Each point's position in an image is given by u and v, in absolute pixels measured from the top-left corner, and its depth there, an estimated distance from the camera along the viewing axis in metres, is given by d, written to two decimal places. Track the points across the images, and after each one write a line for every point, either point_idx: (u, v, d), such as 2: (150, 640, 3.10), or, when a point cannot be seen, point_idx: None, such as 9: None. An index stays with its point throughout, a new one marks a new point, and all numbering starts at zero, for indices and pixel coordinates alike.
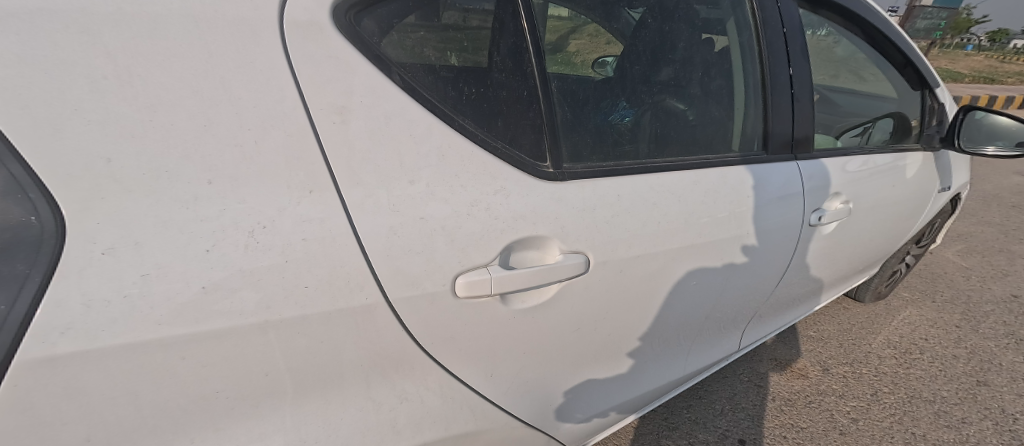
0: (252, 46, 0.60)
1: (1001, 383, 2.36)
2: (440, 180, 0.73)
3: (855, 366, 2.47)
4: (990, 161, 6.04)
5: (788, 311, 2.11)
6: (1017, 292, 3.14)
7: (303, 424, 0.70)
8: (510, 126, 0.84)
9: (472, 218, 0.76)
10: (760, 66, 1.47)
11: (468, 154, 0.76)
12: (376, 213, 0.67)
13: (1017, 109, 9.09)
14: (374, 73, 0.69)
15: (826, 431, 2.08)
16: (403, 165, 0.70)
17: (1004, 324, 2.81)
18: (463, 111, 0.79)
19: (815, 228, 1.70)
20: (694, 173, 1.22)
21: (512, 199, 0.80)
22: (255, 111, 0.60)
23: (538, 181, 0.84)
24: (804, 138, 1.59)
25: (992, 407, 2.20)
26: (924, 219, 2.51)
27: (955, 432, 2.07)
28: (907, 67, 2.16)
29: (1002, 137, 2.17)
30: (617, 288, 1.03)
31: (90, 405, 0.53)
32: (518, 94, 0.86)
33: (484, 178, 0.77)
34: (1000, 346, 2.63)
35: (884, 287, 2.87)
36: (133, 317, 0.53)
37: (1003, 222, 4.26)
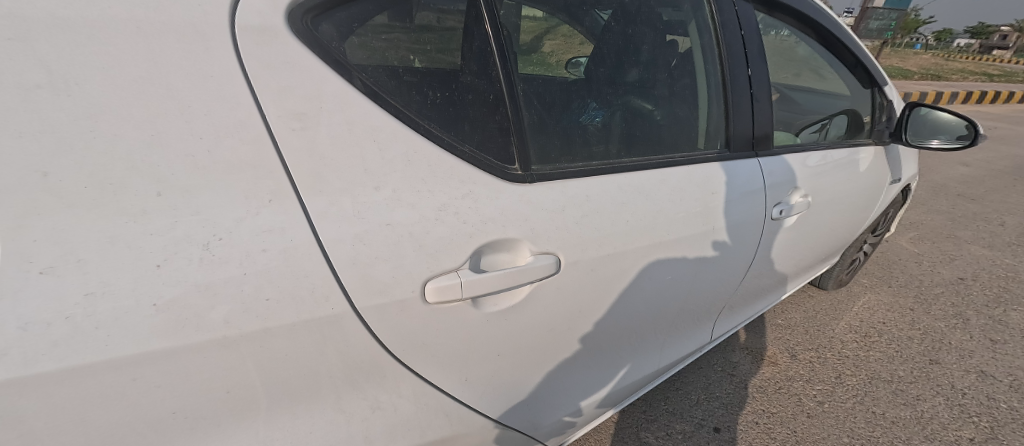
0: (203, 52, 0.58)
1: (951, 360, 2.52)
2: (406, 186, 0.72)
3: (821, 351, 2.59)
4: (938, 153, 6.45)
5: (757, 301, 2.19)
6: (963, 274, 3.37)
7: (269, 440, 0.68)
8: (477, 129, 0.85)
9: (440, 222, 0.75)
10: (720, 67, 1.52)
11: (434, 158, 0.76)
12: (341, 221, 0.66)
13: (959, 104, 9.75)
14: (333, 77, 0.68)
15: (795, 414, 2.18)
16: (367, 171, 0.69)
17: (953, 305, 3.01)
18: (428, 116, 0.78)
19: (778, 221, 1.77)
20: (661, 172, 1.25)
21: (481, 203, 0.80)
22: (206, 120, 0.58)
23: (506, 184, 0.85)
24: (765, 136, 1.66)
25: (944, 383, 2.36)
26: (878, 210, 2.66)
27: (912, 409, 2.20)
28: (857, 67, 2.28)
29: (943, 131, 2.33)
30: (589, 286, 1.05)
31: (33, 432, 0.50)
32: (484, 97, 0.86)
33: (452, 182, 0.77)
34: (949, 326, 2.81)
35: (845, 274, 3.01)
36: (76, 339, 0.50)
37: (950, 209, 4.56)
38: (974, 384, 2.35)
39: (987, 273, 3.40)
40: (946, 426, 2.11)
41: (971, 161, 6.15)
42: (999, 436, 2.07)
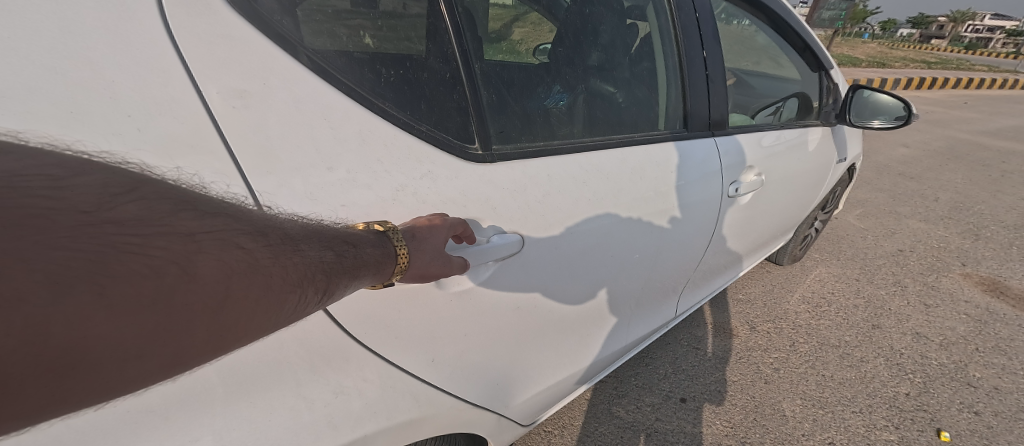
0: (126, 24, 0.54)
1: (891, 324, 2.74)
2: (362, 166, 0.70)
3: (777, 321, 2.76)
4: (882, 134, 6.90)
5: (717, 277, 2.29)
6: (902, 247, 3.64)
7: (225, 430, 0.66)
8: (434, 109, 0.83)
9: (398, 203, 0.74)
10: (677, 49, 1.55)
11: (391, 138, 0.74)
12: (292, 203, 0.64)
13: (901, 89, 10.42)
14: (278, 53, 0.65)
15: (754, 381, 2.31)
16: (318, 153, 0.67)
17: (892, 275, 3.26)
18: (382, 95, 0.77)
19: (734, 199, 1.85)
20: (621, 152, 1.28)
21: (441, 184, 0.79)
22: (136, 96, 0.54)
23: (466, 165, 0.84)
24: (720, 118, 1.71)
25: (884, 345, 2.56)
26: (826, 188, 2.82)
27: (857, 370, 2.39)
28: (806, 51, 2.39)
29: (884, 112, 2.49)
30: (554, 264, 1.06)
31: None
32: (441, 76, 0.85)
33: (410, 163, 0.76)
34: (889, 294, 3.05)
35: (798, 250, 3.20)
36: None
37: (892, 187, 4.90)
38: (908, 344, 2.58)
39: (922, 245, 3.69)
40: (886, 383, 2.30)
41: (910, 142, 6.61)
42: (929, 390, 2.28)
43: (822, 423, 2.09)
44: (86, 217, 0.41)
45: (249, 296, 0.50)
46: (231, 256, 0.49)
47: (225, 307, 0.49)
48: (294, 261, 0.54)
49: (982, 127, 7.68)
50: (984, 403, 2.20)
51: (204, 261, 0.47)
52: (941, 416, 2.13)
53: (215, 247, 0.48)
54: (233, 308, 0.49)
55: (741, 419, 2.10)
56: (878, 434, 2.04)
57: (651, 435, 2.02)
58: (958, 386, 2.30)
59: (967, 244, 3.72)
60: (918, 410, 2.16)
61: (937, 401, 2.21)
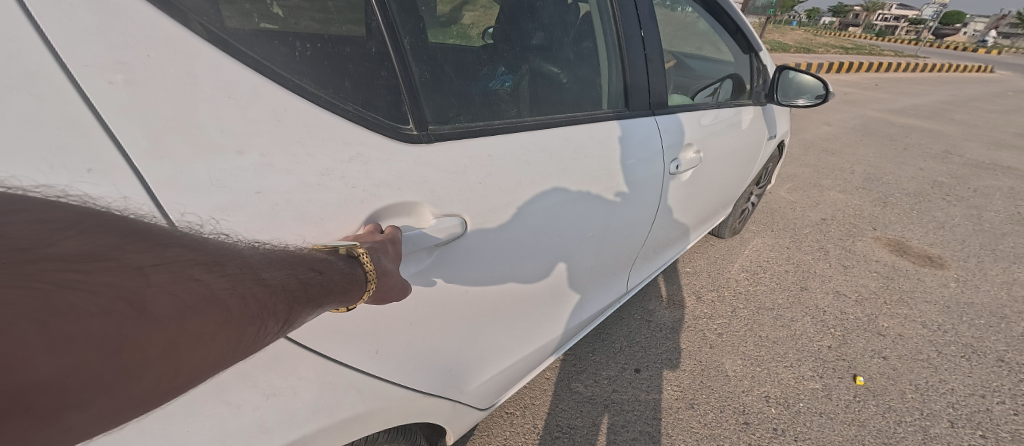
0: None
1: (817, 286, 3.01)
2: (278, 148, 0.65)
3: (719, 290, 2.94)
4: (809, 114, 7.47)
5: (665, 251, 2.39)
6: (825, 215, 4.00)
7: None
8: (361, 86, 0.79)
9: (324, 188, 0.70)
10: (615, 27, 1.56)
11: (312, 117, 0.69)
12: (198, 195, 0.59)
13: (823, 71, 11.30)
14: (160, 18, 0.57)
15: (700, 346, 2.47)
16: (224, 139, 0.61)
17: (818, 241, 3.57)
18: (298, 71, 0.71)
19: (676, 175, 1.92)
20: (564, 131, 1.28)
21: (372, 169, 0.75)
22: None
23: (400, 146, 0.81)
24: (659, 96, 1.77)
25: (811, 305, 2.82)
26: (760, 163, 3.02)
27: (788, 329, 2.61)
28: (737, 33, 2.51)
29: (806, 92, 2.68)
30: (500, 246, 1.05)
31: None
32: (367, 51, 0.81)
33: (336, 144, 0.71)
34: (815, 258, 3.34)
35: (737, 222, 3.41)
36: None
37: (817, 162, 5.34)
38: (830, 302, 2.85)
39: (842, 213, 4.07)
40: (811, 339, 2.54)
41: (832, 120, 7.22)
42: (848, 341, 2.54)
43: (759, 379, 2.27)
44: (24, 255, 0.40)
45: (204, 330, 0.49)
46: (186, 288, 0.49)
47: (180, 342, 0.48)
48: (255, 290, 0.54)
49: (889, 105, 8.53)
50: (891, 349, 2.49)
51: (157, 296, 0.46)
52: (857, 363, 2.39)
53: (166, 280, 0.48)
54: (192, 343, 0.49)
55: (689, 383, 2.24)
56: (806, 384, 2.25)
57: (609, 406, 2.09)
58: (870, 336, 2.58)
59: (879, 211, 4.15)
60: (838, 359, 2.41)
61: (855, 350, 2.47)
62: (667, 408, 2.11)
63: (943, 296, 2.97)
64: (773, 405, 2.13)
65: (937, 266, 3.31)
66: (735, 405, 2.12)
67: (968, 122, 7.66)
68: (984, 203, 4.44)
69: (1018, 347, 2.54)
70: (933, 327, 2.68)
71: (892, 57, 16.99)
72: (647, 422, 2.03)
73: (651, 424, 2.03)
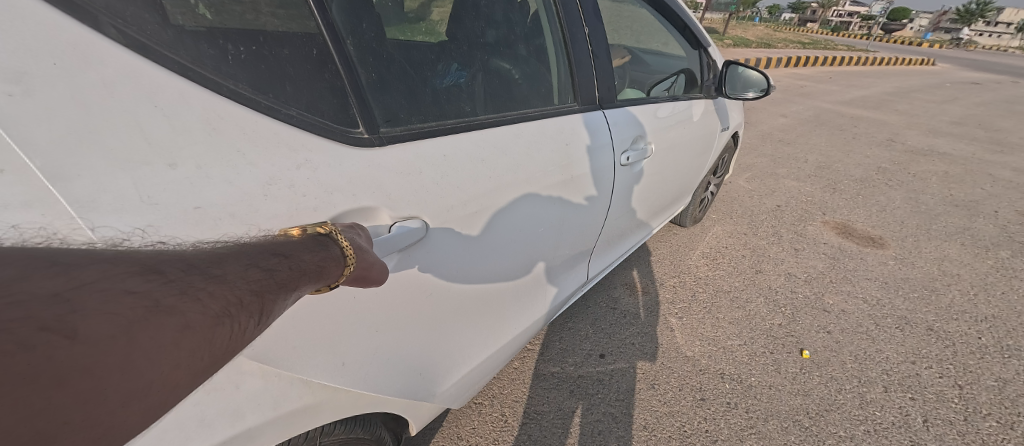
0: None
1: (770, 269, 3.22)
2: (211, 157, 0.67)
3: (681, 276, 3.10)
4: (766, 106, 7.87)
5: (624, 240, 2.49)
6: (780, 203, 4.26)
7: None
8: (301, 89, 0.82)
9: (267, 195, 0.73)
10: (560, 25, 1.61)
11: (249, 124, 0.72)
12: (128, 214, 0.60)
13: (779, 65, 11.87)
14: (56, 15, 0.56)
15: (662, 330, 2.60)
16: (156, 151, 0.63)
17: (773, 227, 3.81)
18: (231, 75, 0.74)
19: (630, 167, 1.99)
20: (516, 128, 1.33)
21: (319, 173, 0.79)
22: None
23: (350, 149, 0.85)
24: (609, 91, 1.85)
25: (765, 287, 3.02)
26: (714, 154, 3.18)
27: (743, 310, 2.79)
28: (686, 30, 2.63)
29: (752, 87, 2.84)
30: (459, 242, 1.10)
31: None
32: (308, 54, 0.84)
33: (279, 150, 0.75)
34: (769, 243, 3.57)
35: (697, 211, 3.59)
36: None
37: (774, 152, 5.65)
38: (782, 283, 3.07)
39: (795, 200, 4.35)
40: (764, 318, 2.73)
41: (788, 112, 7.63)
42: (796, 318, 2.75)
43: (716, 358, 2.43)
44: None
45: (166, 338, 0.51)
46: (125, 305, 0.49)
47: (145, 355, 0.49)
48: (207, 291, 0.56)
49: (839, 97, 9.09)
50: (835, 324, 2.72)
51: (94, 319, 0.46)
52: (804, 338, 2.59)
53: (99, 299, 0.47)
54: (158, 352, 0.51)
55: (651, 365, 2.37)
56: (758, 360, 2.43)
57: (575, 391, 2.19)
58: (816, 313, 2.80)
59: (828, 197, 4.45)
60: (788, 336, 2.60)
61: (803, 327, 2.67)
62: (630, 389, 2.22)
63: (883, 274, 3.24)
64: (728, 381, 2.29)
65: (878, 247, 3.60)
66: (693, 383, 2.27)
67: (908, 112, 8.28)
68: (922, 187, 4.83)
69: (945, 317, 2.82)
70: (873, 302, 2.93)
71: (841, 51, 18.03)
72: (611, 404, 2.14)
73: (614, 405, 2.13)
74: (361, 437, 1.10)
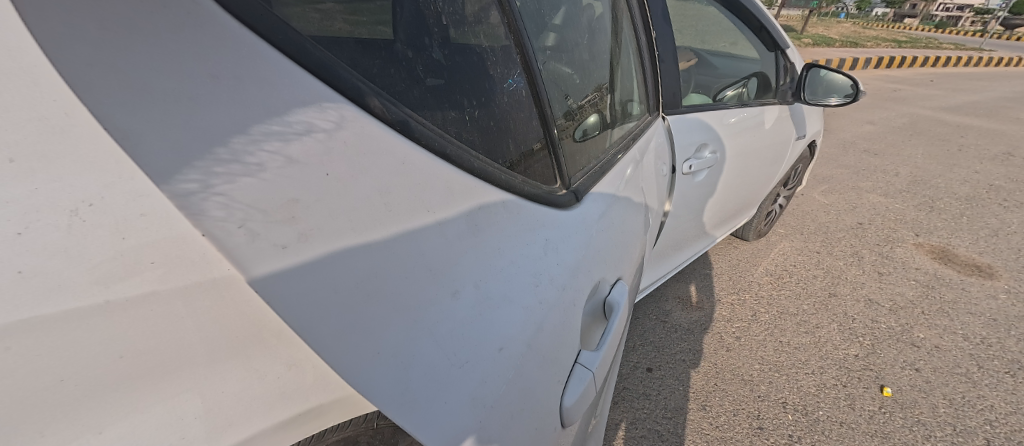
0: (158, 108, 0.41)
1: (846, 293, 2.94)
2: (472, 258, 0.65)
3: (740, 293, 2.91)
4: (849, 112, 7.18)
5: (681, 251, 2.38)
6: (862, 220, 3.86)
7: (155, 415, 0.58)
8: (518, 144, 0.88)
9: (521, 278, 0.72)
10: (625, 28, 1.59)
11: (495, 203, 0.71)
12: (414, 339, 0.57)
13: (870, 67, 10.78)
14: None
15: (716, 349, 2.46)
16: (441, 276, 0.61)
17: (851, 247, 3.47)
18: (468, 139, 0.75)
19: (689, 175, 1.90)
20: (633, 154, 1.45)
21: (557, 245, 0.82)
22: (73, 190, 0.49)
23: (569, 213, 0.92)
24: (671, 95, 1.80)
25: (838, 312, 2.76)
26: (786, 165, 2.95)
27: (812, 336, 2.57)
28: (762, 30, 2.43)
29: (835, 92, 2.60)
30: (625, 284, 1.17)
31: None
32: (517, 98, 0.90)
33: (524, 227, 0.76)
34: (847, 264, 3.25)
35: (763, 225, 3.35)
36: None
37: (856, 163, 5.15)
38: (861, 310, 2.78)
39: (880, 218, 3.92)
40: (837, 346, 2.49)
41: (876, 119, 6.90)
42: (877, 350, 2.48)
43: (778, 385, 2.25)
44: None
45: None
46: None
47: None
48: None
49: (941, 104, 8.07)
50: (925, 360, 2.42)
51: None
52: (885, 374, 2.32)
53: None
54: None
55: (703, 385, 2.25)
56: (827, 392, 2.22)
57: (618, 403, 2.13)
58: (902, 346, 2.51)
59: (922, 216, 3.98)
60: (865, 369, 2.36)
61: (884, 361, 2.41)
62: (678, 408, 2.12)
63: (989, 308, 2.83)
64: (790, 412, 2.11)
65: (983, 276, 3.16)
66: (750, 410, 2.12)
67: None
68: None
69: None
70: (974, 340, 2.57)
71: (949, 51, 15.96)
72: (657, 421, 2.06)
73: (660, 423, 2.05)
74: None
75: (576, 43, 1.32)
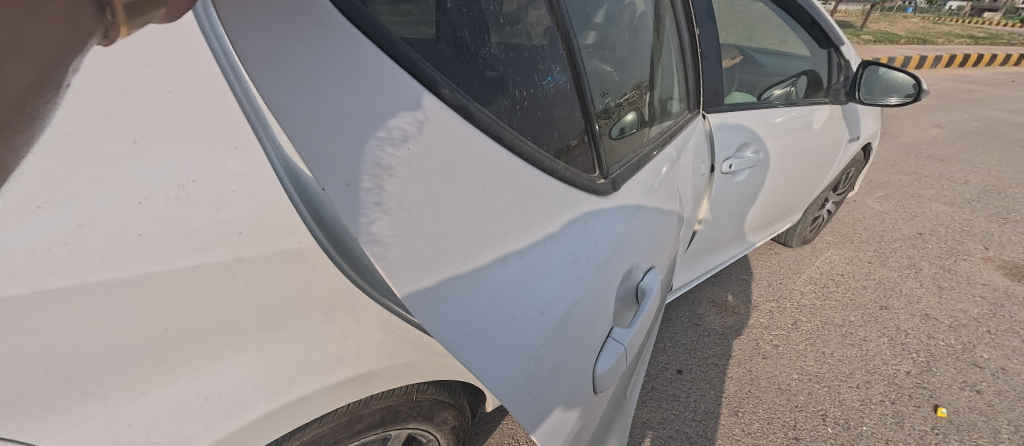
0: (311, 68, 0.47)
1: (900, 306, 2.78)
2: (524, 231, 0.68)
3: (780, 301, 2.81)
4: (912, 115, 6.69)
5: (717, 254, 2.34)
6: (922, 231, 3.61)
7: (239, 367, 0.67)
8: (562, 134, 0.92)
9: (563, 256, 0.75)
10: (670, 25, 1.59)
11: (542, 184, 0.75)
12: (482, 301, 0.59)
13: (940, 66, 9.96)
14: None
15: (752, 356, 2.40)
16: (498, 247, 0.63)
17: (908, 258, 3.25)
18: (517, 125, 0.80)
19: (729, 175, 1.88)
20: (671, 150, 1.46)
21: (595, 229, 0.86)
22: (186, 166, 0.57)
23: (605, 199, 0.95)
24: (712, 93, 1.79)
25: (890, 326, 2.62)
26: (835, 169, 2.82)
27: (859, 348, 2.45)
28: (813, 27, 2.34)
29: (894, 91, 2.44)
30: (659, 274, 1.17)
31: (13, 385, 0.52)
32: (562, 90, 0.95)
33: (566, 209, 0.79)
34: (901, 276, 3.06)
35: (808, 232, 3.21)
36: (74, 264, 0.52)
37: (918, 170, 4.80)
38: (915, 325, 2.62)
39: (942, 229, 3.65)
40: (886, 361, 2.37)
41: (943, 122, 6.39)
42: (931, 368, 2.35)
43: (817, 396, 2.18)
44: None
45: None
46: None
47: None
48: None
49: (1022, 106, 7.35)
50: (987, 383, 2.27)
51: None
52: (940, 393, 2.20)
53: None
54: None
55: (736, 390, 2.21)
56: (873, 407, 2.12)
57: (646, 402, 2.13)
58: (961, 366, 2.35)
59: (993, 229, 3.66)
60: (918, 387, 2.24)
61: (940, 380, 2.28)
62: (709, 412, 2.09)
63: None
64: (830, 425, 2.04)
65: None
66: (786, 419, 2.06)
67: None
68: None
69: None
70: None
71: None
72: (686, 422, 2.04)
73: (689, 425, 2.03)
74: (444, 400, 1.16)
75: (617, 41, 1.34)
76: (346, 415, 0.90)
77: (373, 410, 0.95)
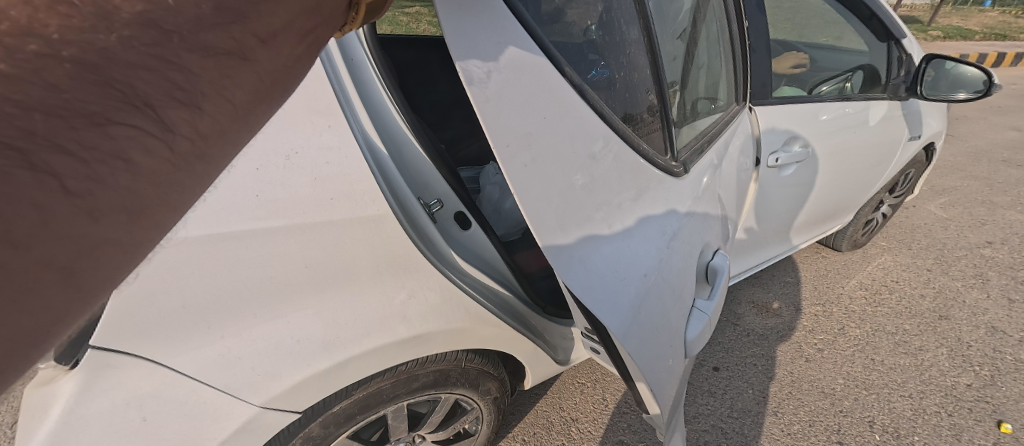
0: (485, 36, 0.61)
1: (961, 317, 2.62)
2: (618, 193, 0.80)
3: (827, 305, 2.72)
4: (984, 114, 6.15)
5: (763, 252, 2.28)
6: (992, 239, 3.34)
7: (325, 316, 0.78)
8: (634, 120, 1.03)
9: (647, 219, 0.86)
10: (725, 17, 1.56)
11: (628, 155, 0.87)
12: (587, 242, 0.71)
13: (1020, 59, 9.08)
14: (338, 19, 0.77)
15: (794, 359, 2.35)
16: (600, 203, 0.76)
17: (974, 267, 3.04)
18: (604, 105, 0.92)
19: (775, 169, 1.85)
20: (723, 140, 1.47)
21: (670, 201, 0.96)
22: (289, 136, 0.68)
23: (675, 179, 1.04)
24: (759, 87, 1.77)
25: (949, 337, 2.48)
26: (893, 171, 2.64)
27: (912, 358, 2.34)
28: (872, 19, 2.22)
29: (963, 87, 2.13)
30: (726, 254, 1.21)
31: (161, 311, 0.65)
32: (630, 82, 1.06)
33: (646, 180, 0.90)
34: (965, 286, 2.87)
35: (859, 235, 3.06)
36: (209, 216, 0.64)
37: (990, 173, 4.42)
38: (978, 338, 2.47)
39: (1016, 238, 3.37)
40: (943, 373, 2.26)
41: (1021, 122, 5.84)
42: (994, 383, 2.21)
43: (864, 403, 2.11)
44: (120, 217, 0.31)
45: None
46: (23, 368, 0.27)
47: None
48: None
49: None
50: None
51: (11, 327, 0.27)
52: (1006, 409, 2.09)
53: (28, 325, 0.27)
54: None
55: (776, 391, 2.17)
56: (926, 418, 2.04)
57: None
58: None
59: None
60: (978, 401, 2.12)
61: (1003, 395, 2.15)
62: (746, 410, 2.08)
63: None
64: (877, 432, 1.98)
65: None
66: (829, 423, 2.02)
67: None
68: None
69: None
70: None
71: None
72: (722, 419, 2.03)
73: (725, 421, 2.02)
74: (490, 373, 1.23)
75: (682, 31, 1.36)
76: (404, 373, 0.99)
77: (428, 371, 1.04)
